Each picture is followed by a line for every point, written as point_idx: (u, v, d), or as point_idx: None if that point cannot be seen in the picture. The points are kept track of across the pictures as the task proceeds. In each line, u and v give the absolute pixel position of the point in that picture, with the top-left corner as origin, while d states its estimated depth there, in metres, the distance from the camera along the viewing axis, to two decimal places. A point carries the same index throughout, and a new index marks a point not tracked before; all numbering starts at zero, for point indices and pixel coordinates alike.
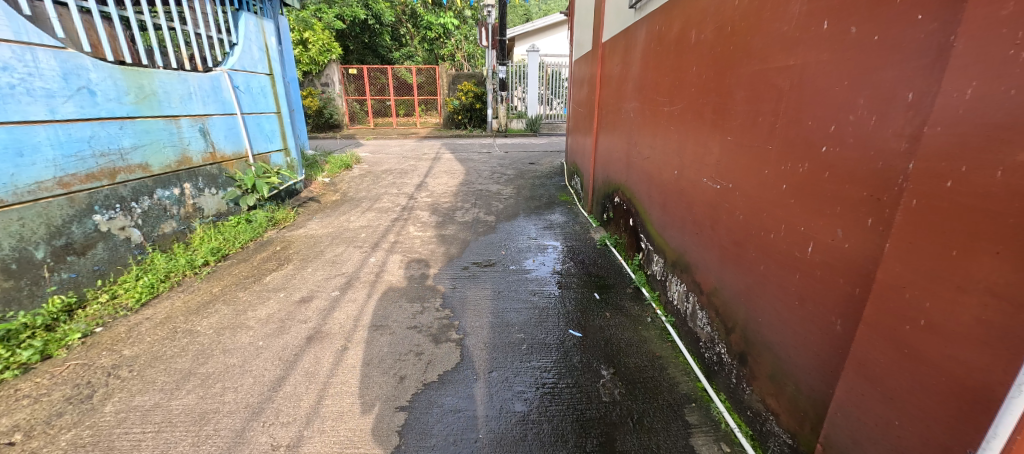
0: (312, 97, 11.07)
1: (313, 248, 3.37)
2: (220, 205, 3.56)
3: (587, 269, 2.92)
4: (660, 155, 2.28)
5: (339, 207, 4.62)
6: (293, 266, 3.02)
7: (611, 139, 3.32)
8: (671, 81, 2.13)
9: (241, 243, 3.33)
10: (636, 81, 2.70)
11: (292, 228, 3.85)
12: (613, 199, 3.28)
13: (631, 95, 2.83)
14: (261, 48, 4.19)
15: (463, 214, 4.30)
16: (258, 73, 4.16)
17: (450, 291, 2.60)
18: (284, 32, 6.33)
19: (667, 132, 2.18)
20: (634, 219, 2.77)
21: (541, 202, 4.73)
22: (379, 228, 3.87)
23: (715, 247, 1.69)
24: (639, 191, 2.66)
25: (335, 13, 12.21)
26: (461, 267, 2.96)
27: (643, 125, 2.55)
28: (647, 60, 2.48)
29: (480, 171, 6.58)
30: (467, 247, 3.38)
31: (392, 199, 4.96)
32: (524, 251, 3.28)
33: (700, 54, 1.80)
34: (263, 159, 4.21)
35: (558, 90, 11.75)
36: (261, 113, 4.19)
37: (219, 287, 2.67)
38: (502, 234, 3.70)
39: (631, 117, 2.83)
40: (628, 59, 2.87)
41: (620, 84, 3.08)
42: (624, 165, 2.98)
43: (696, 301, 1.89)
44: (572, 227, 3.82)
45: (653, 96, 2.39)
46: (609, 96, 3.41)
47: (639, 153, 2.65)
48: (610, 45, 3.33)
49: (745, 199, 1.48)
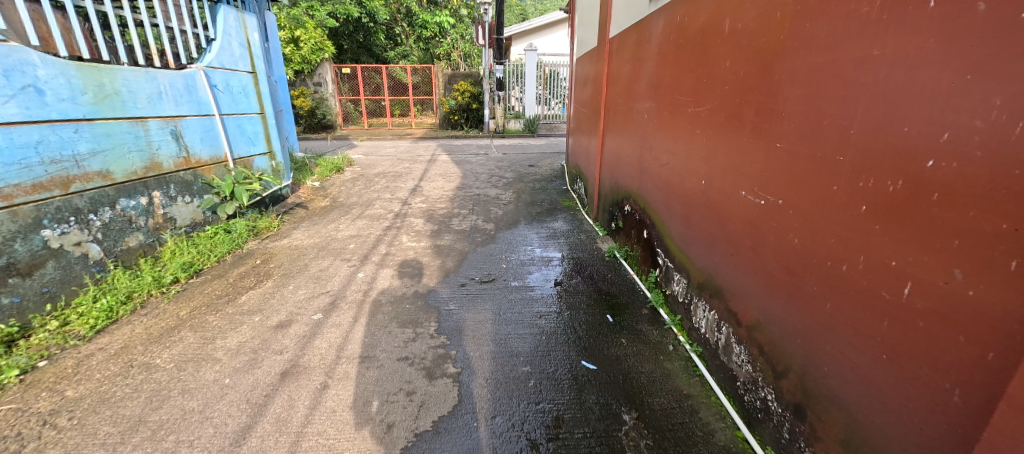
0: (303, 97, 10.76)
1: (296, 261, 3.09)
2: (196, 214, 3.28)
3: (596, 286, 2.66)
4: (681, 161, 2.02)
5: (328, 215, 4.34)
6: (273, 283, 2.74)
7: (621, 142, 3.06)
8: (696, 78, 1.87)
9: (217, 257, 3.05)
10: (650, 78, 2.45)
11: (275, 238, 3.57)
12: (623, 207, 3.02)
13: (644, 94, 2.56)
14: (242, 44, 3.91)
15: (459, 222, 4.03)
16: (239, 71, 3.87)
17: (446, 313, 2.33)
18: (270, 29, 6.05)
19: (691, 136, 1.92)
20: (649, 231, 2.51)
21: (543, 208, 4.46)
22: (370, 238, 3.59)
23: (758, 274, 1.44)
24: (655, 201, 2.40)
25: (327, 11, 11.89)
26: (458, 284, 2.69)
27: (660, 128, 2.29)
28: (666, 54, 2.21)
29: (478, 174, 6.30)
30: (464, 260, 3.10)
31: (384, 204, 4.68)
32: (527, 264, 3.01)
33: (737, 45, 1.54)
34: (244, 163, 3.92)
35: (556, 90, 11.50)
36: (242, 114, 3.90)
37: (187, 310, 2.40)
38: (502, 244, 3.43)
39: (644, 118, 2.57)
40: (640, 54, 2.61)
41: (631, 82, 2.82)
42: (636, 172, 2.72)
43: (729, 333, 1.63)
44: (577, 236, 3.56)
45: (672, 96, 2.13)
46: (617, 96, 3.15)
47: (654, 159, 2.38)
48: (619, 41, 3.06)
49: (802, 220, 1.23)
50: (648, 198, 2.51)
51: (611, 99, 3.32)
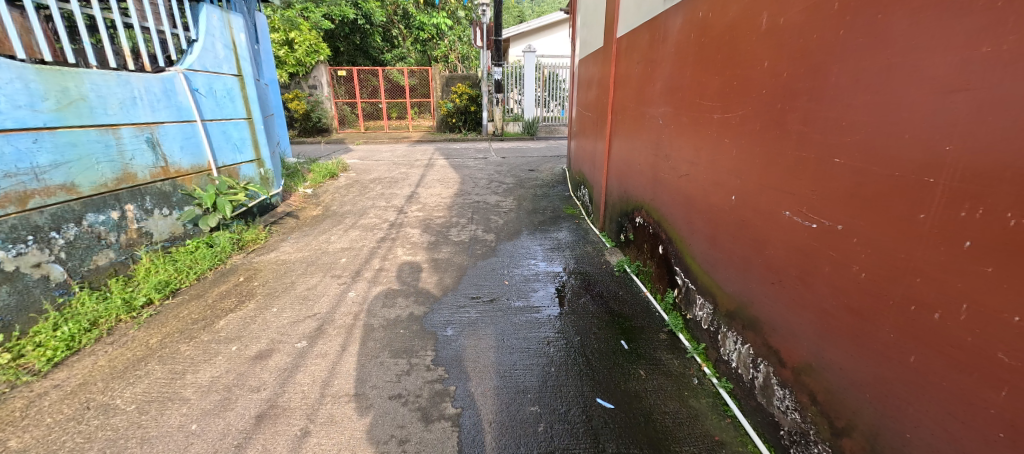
0: (298, 101, 10.55)
1: (282, 278, 2.87)
2: (175, 227, 3.06)
3: (608, 306, 2.44)
4: (705, 172, 1.81)
5: (319, 225, 4.12)
6: (255, 305, 2.51)
7: (631, 150, 2.86)
8: (724, 80, 1.66)
9: (196, 274, 2.84)
10: (666, 81, 2.25)
11: (262, 251, 3.36)
12: (634, 218, 2.81)
13: (658, 98, 2.36)
14: (226, 45, 3.69)
15: (457, 232, 3.81)
16: (223, 74, 3.66)
17: (444, 340, 2.12)
18: (260, 31, 5.85)
19: (717, 145, 1.71)
20: (665, 246, 2.30)
21: (545, 216, 4.25)
22: (363, 251, 3.38)
23: (807, 309, 1.23)
24: (672, 214, 2.19)
25: (323, 12, 11.70)
26: (457, 304, 2.47)
27: (678, 135, 2.09)
28: (684, 54, 2.02)
29: (476, 179, 6.08)
30: (463, 276, 2.89)
31: (379, 213, 4.46)
32: (531, 280, 2.79)
33: (779, 43, 1.33)
34: (229, 172, 3.70)
35: (555, 92, 11.30)
36: (227, 119, 3.68)
37: (158, 337, 2.18)
38: (504, 257, 3.21)
39: (658, 124, 2.36)
40: (653, 55, 2.41)
41: (642, 85, 2.62)
42: (649, 182, 2.51)
43: (768, 373, 1.42)
44: (583, 248, 3.35)
45: (693, 100, 1.93)
46: (626, 99, 2.94)
47: (671, 168, 2.18)
48: (628, 41, 2.87)
49: (871, 252, 1.02)
50: (664, 211, 2.30)
51: (619, 102, 3.12)
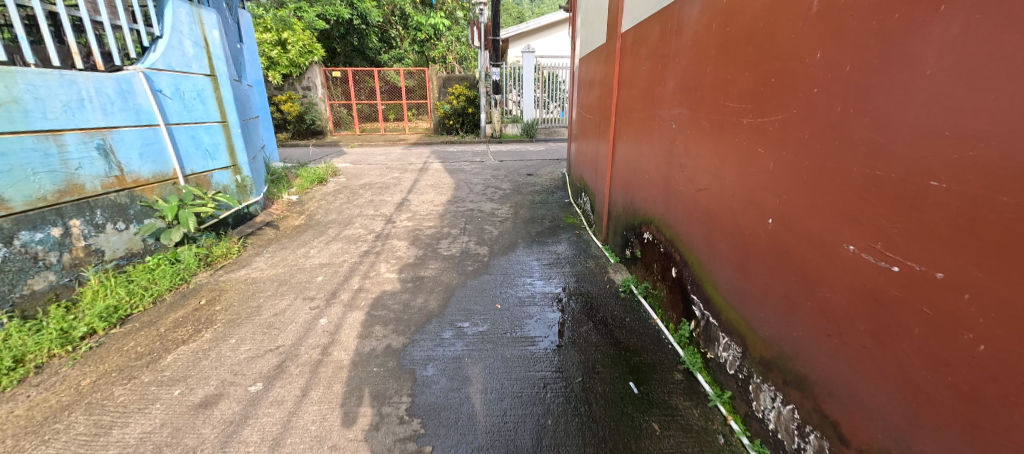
0: (291, 102, 10.23)
1: (249, 300, 2.56)
2: (133, 242, 2.77)
3: (614, 336, 2.13)
4: (732, 187, 1.52)
5: (299, 236, 3.81)
6: (212, 335, 2.21)
7: (638, 157, 2.56)
8: (757, 77, 1.37)
9: (152, 297, 2.54)
10: (680, 79, 1.95)
11: (232, 268, 3.06)
12: (643, 234, 2.51)
13: (671, 99, 2.07)
14: (197, 43, 3.40)
15: (448, 245, 3.51)
16: (193, 74, 3.37)
17: (423, 382, 1.81)
18: (243, 30, 5.57)
19: (748, 155, 1.42)
20: (679, 269, 2.00)
21: (544, 226, 3.95)
22: (343, 267, 3.08)
23: (885, 378, 0.94)
24: (688, 233, 1.89)
25: (316, 12, 11.44)
26: (442, 335, 2.16)
27: (697, 142, 1.79)
28: (703, 48, 1.73)
29: (472, 185, 5.77)
30: (451, 298, 2.58)
31: (365, 223, 4.17)
32: (527, 304, 2.49)
33: (840, 28, 1.04)
34: (199, 180, 3.40)
35: (555, 93, 11.02)
36: (197, 123, 3.38)
37: (92, 378, 1.88)
38: (497, 275, 2.90)
39: (671, 129, 2.07)
40: (665, 49, 2.11)
41: (651, 85, 2.32)
42: (660, 194, 2.21)
43: (822, 447, 1.13)
44: (585, 265, 3.04)
45: (714, 102, 1.64)
46: (632, 101, 2.65)
47: (687, 179, 1.88)
48: (635, 36, 2.57)
49: (996, 317, 0.73)
50: (678, 229, 2.00)
51: (624, 104, 2.82)
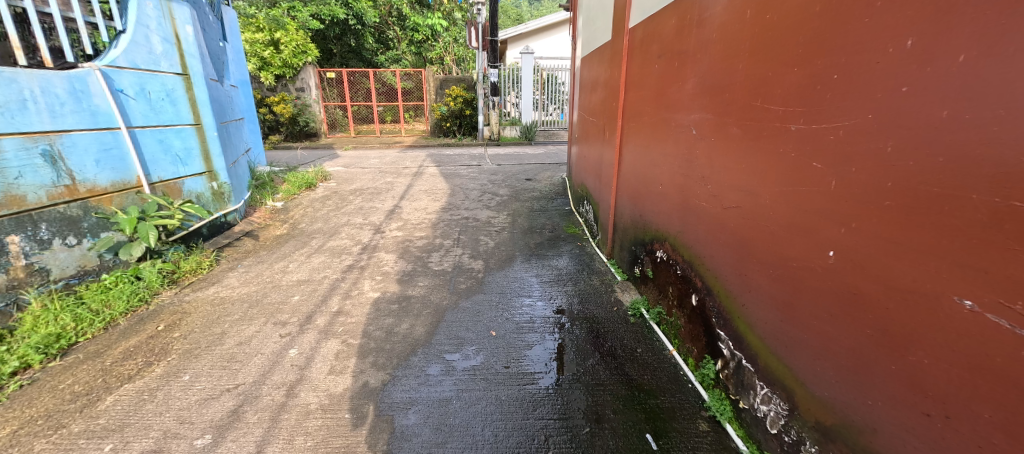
0: (285, 104, 9.91)
1: (212, 326, 2.28)
2: (86, 259, 2.52)
3: (625, 373, 1.86)
4: (774, 207, 1.25)
5: (280, 248, 3.53)
6: (164, 369, 1.92)
7: (648, 166, 2.29)
8: (810, 73, 1.11)
9: (103, 322, 2.27)
10: (702, 78, 1.69)
11: (200, 286, 2.79)
12: (655, 251, 2.24)
13: (689, 101, 1.80)
14: (166, 39, 3.14)
15: (439, 259, 3.23)
16: (162, 72, 3.10)
17: (403, 434, 1.54)
18: (227, 28, 5.30)
19: (797, 170, 1.16)
20: (701, 297, 1.73)
21: (543, 238, 3.68)
22: (323, 284, 2.80)
23: None
24: (712, 257, 1.62)
25: (310, 12, 11.19)
26: (427, 371, 1.88)
27: (724, 151, 1.52)
28: (733, 41, 1.46)
29: (467, 191, 5.49)
30: (440, 323, 2.30)
31: (352, 233, 3.90)
32: (525, 331, 2.21)
33: (948, 6, 0.78)
34: (168, 188, 3.12)
35: (554, 95, 10.78)
36: (165, 126, 3.11)
37: (12, 427, 1.60)
38: (492, 295, 2.62)
39: (690, 135, 1.80)
40: (682, 45, 1.85)
41: (664, 86, 2.06)
42: (676, 209, 1.94)
43: None
44: (590, 284, 2.77)
45: (747, 105, 1.38)
46: (642, 103, 2.38)
47: (711, 195, 1.62)
48: (645, 32, 2.31)
49: None
50: (699, 251, 1.73)
51: (632, 108, 2.55)
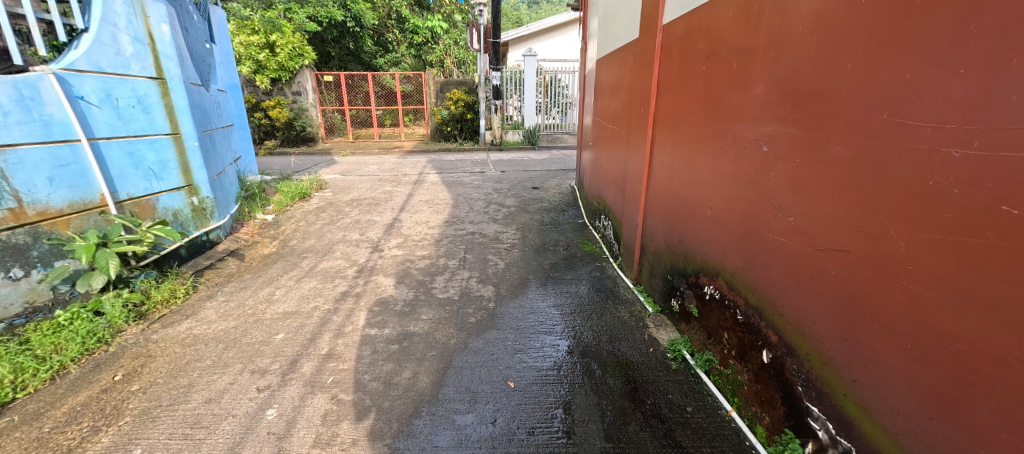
0: (280, 107, 9.54)
1: (178, 376, 1.93)
2: (36, 294, 2.23)
3: (677, 444, 1.51)
4: (919, 259, 0.92)
5: (266, 271, 3.18)
6: (111, 439, 1.58)
7: (690, 184, 1.95)
8: (996, 77, 0.78)
9: (49, 372, 1.93)
10: (777, 82, 1.36)
11: (170, 321, 2.43)
12: (700, 285, 1.90)
13: (756, 109, 1.46)
14: (137, 38, 2.80)
15: (444, 284, 2.89)
16: (132, 76, 2.77)
17: None
18: (214, 29, 4.97)
19: (973, 212, 0.82)
20: (772, 354, 1.40)
21: (558, 257, 3.34)
22: (313, 317, 2.46)
23: None
24: (797, 307, 1.28)
25: (307, 14, 10.87)
26: (435, 442, 1.54)
27: (821, 174, 1.18)
28: (835, 35, 1.13)
29: (472, 202, 5.14)
30: (447, 371, 1.96)
31: (346, 251, 3.56)
32: (550, 382, 1.87)
33: None
34: (139, 206, 2.79)
35: (556, 98, 10.46)
36: (136, 136, 2.78)
37: None
38: (507, 332, 2.28)
39: (755, 152, 1.48)
40: (745, 42, 1.52)
41: (715, 91, 1.73)
42: (735, 240, 1.60)
43: None
44: (617, 316, 2.42)
45: (863, 119, 1.04)
46: (681, 111, 2.04)
47: (795, 229, 1.28)
48: (686, 27, 1.97)
49: None
50: (773, 296, 1.39)
51: (668, 116, 2.20)
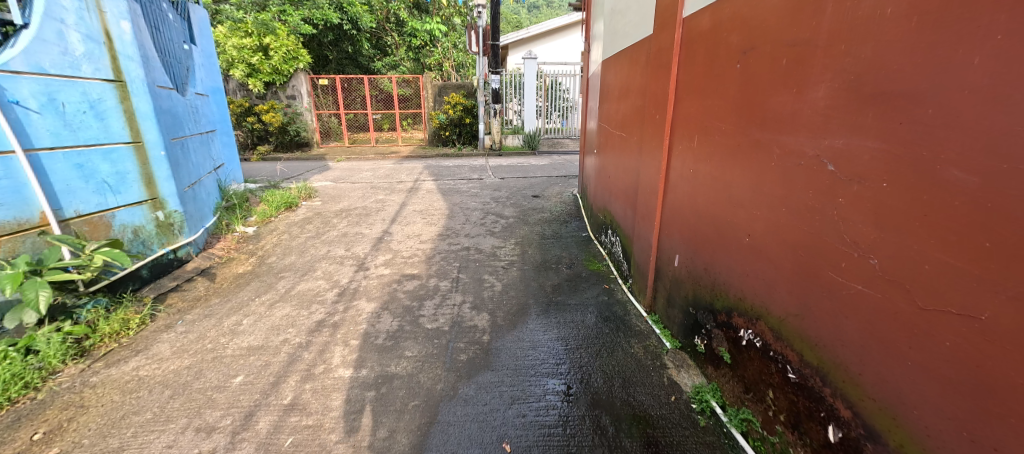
0: (273, 112, 9.23)
1: (108, 436, 1.62)
2: None
3: None
4: None
5: (237, 294, 2.86)
6: None
7: (719, 206, 1.65)
8: None
9: None
10: (851, 83, 1.05)
11: (115, 359, 2.11)
12: (732, 327, 1.59)
13: (817, 117, 1.16)
14: (89, 36, 2.49)
15: (433, 311, 2.57)
16: (83, 78, 2.46)
17: None
18: (195, 29, 4.68)
19: None
20: (841, 432, 1.10)
21: (562, 277, 3.02)
22: (281, 353, 2.14)
23: None
24: (890, 379, 0.97)
25: (301, 16, 10.62)
26: None
27: (932, 206, 0.87)
28: (954, 16, 0.82)
29: (468, 213, 4.81)
30: (431, 428, 1.64)
31: (329, 270, 3.24)
32: (553, 446, 1.55)
33: None
34: (91, 224, 2.49)
35: (557, 102, 10.17)
36: (88, 146, 2.48)
37: None
38: (503, 373, 1.97)
39: (812, 174, 1.18)
40: (800, 33, 1.21)
41: (755, 93, 1.42)
42: (784, 278, 1.29)
43: None
44: (631, 352, 2.10)
45: (1002, 138, 0.75)
46: (707, 118, 1.74)
47: (883, 276, 0.98)
48: (714, 19, 1.66)
49: None
50: (844, 359, 1.09)
51: (689, 123, 1.90)
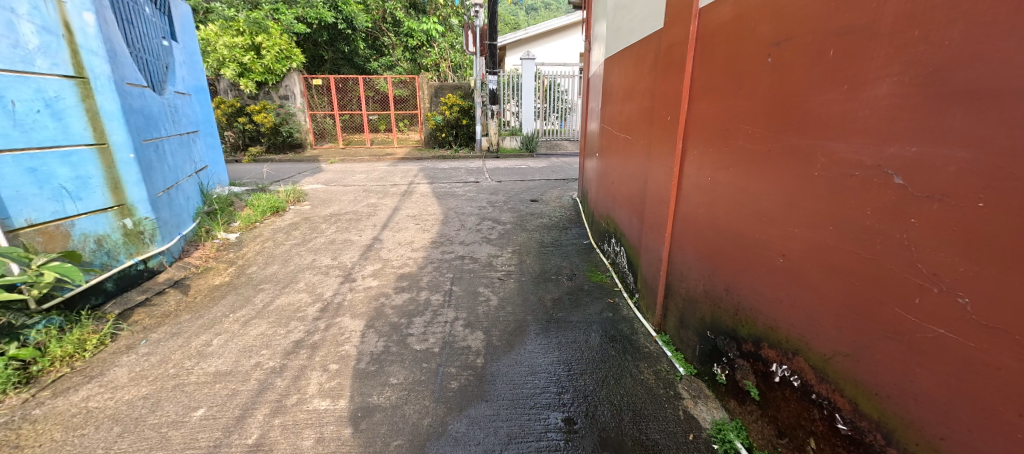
0: (265, 112, 8.98)
1: None
2: None
3: None
4: None
5: (210, 309, 2.63)
6: None
7: (744, 221, 1.45)
8: None
9: None
10: (927, 77, 0.85)
11: (63, 388, 1.88)
12: (762, 359, 1.38)
13: (876, 120, 0.95)
14: (45, 27, 2.26)
15: (422, 329, 2.35)
16: (35, 73, 2.23)
17: None
18: (176, 25, 4.46)
19: None
20: None
21: (562, 290, 2.80)
22: (251, 380, 1.92)
23: None
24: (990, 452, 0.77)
25: (295, 14, 10.39)
26: None
27: None
28: None
29: (463, 218, 4.58)
30: None
31: (312, 281, 3.02)
32: None
33: None
34: (44, 234, 2.27)
35: (556, 103, 9.96)
36: (42, 148, 2.26)
37: None
38: (498, 405, 1.75)
39: (870, 189, 0.98)
40: (852, 19, 1.01)
41: (791, 92, 1.22)
42: (830, 311, 1.09)
43: None
44: (642, 379, 1.89)
45: None
46: (728, 121, 1.54)
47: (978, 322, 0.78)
48: (737, 8, 1.46)
49: None
50: (921, 418, 0.89)
51: (706, 126, 1.69)
